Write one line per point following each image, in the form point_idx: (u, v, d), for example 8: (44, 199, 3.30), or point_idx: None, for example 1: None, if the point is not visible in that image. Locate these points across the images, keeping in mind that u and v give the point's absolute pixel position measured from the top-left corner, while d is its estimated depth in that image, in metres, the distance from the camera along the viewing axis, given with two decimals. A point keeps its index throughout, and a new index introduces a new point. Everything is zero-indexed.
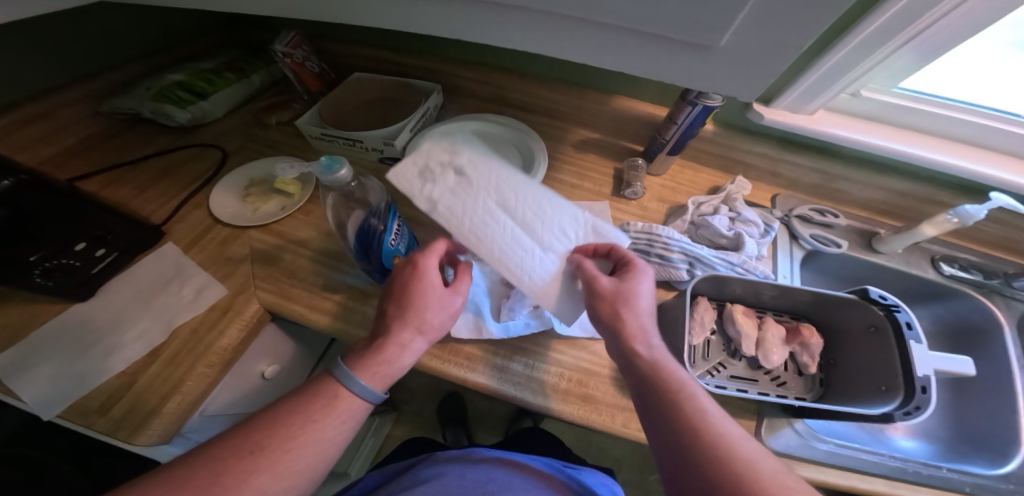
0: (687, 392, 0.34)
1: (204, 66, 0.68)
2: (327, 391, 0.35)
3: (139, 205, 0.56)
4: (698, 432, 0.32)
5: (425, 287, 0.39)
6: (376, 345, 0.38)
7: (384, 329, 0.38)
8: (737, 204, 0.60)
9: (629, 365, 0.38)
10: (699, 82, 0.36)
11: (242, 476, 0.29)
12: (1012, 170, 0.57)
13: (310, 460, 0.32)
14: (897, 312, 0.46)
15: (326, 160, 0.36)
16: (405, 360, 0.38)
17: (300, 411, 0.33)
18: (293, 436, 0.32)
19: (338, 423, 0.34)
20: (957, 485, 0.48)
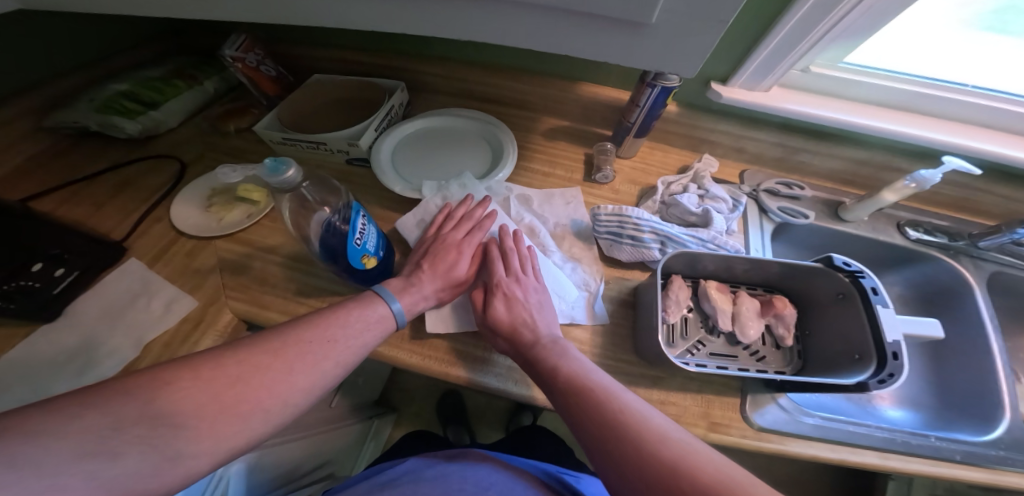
0: (595, 389, 0.39)
1: (150, 75, 0.67)
2: (366, 305, 0.43)
3: (96, 222, 0.55)
4: (611, 425, 0.35)
5: (460, 256, 0.50)
6: (407, 287, 0.47)
7: (417, 278, 0.48)
8: (705, 181, 0.61)
9: (550, 382, 0.41)
10: (643, 59, 0.37)
11: (305, 356, 0.36)
12: (961, 135, 0.59)
13: (349, 356, 0.39)
14: (862, 279, 0.47)
15: (271, 161, 0.35)
16: (424, 306, 0.47)
17: (343, 316, 0.41)
18: (338, 335, 0.39)
19: (373, 332, 0.42)
20: (945, 452, 0.49)
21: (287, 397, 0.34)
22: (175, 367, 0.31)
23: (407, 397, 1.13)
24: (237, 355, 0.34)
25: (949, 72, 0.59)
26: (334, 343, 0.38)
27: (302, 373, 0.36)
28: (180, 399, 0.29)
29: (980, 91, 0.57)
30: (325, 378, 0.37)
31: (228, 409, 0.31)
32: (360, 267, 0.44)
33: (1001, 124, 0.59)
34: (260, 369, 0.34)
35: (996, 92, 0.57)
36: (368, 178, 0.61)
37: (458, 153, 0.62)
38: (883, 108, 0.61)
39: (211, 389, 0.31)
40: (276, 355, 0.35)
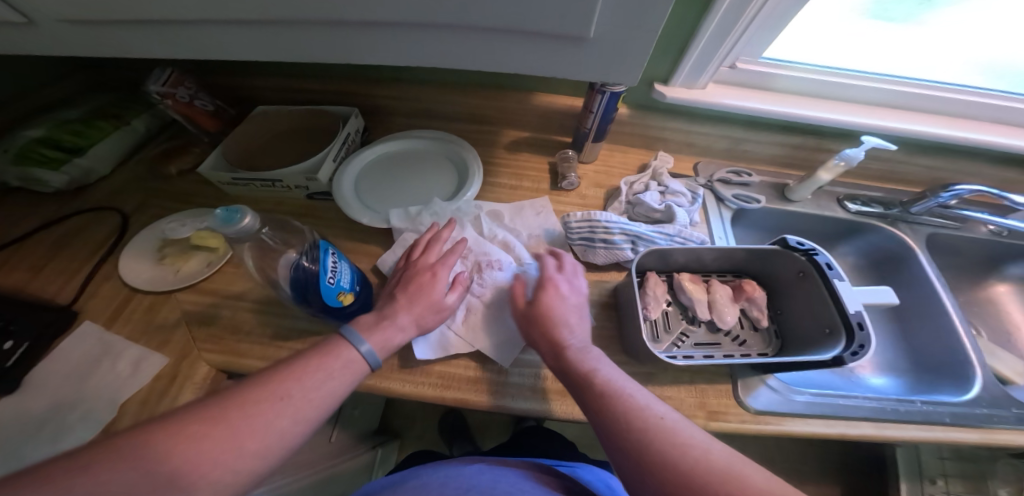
0: (628, 396, 0.37)
1: (69, 116, 0.63)
2: (332, 351, 0.37)
3: (38, 286, 0.51)
4: (645, 430, 0.34)
5: (433, 283, 0.47)
6: (378, 321, 0.42)
7: (389, 309, 0.44)
8: (664, 178, 0.64)
9: (580, 383, 0.40)
10: (587, 71, 0.38)
11: (260, 420, 0.30)
12: (876, 116, 0.65)
13: (313, 410, 0.33)
14: (816, 256, 0.51)
15: (223, 211, 0.34)
16: (400, 338, 0.43)
17: (301, 368, 0.34)
18: (299, 391, 0.33)
19: (341, 379, 0.36)
20: (936, 416, 0.53)
21: (234, 470, 0.28)
22: (122, 440, 0.26)
23: (405, 422, 1.10)
24: (165, 427, 0.27)
25: (853, 60, 0.65)
26: (293, 398, 0.32)
27: (258, 442, 0.29)
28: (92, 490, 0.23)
29: (881, 76, 0.64)
30: (283, 441, 0.31)
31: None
32: (337, 305, 0.44)
33: (906, 103, 0.66)
34: (196, 441, 0.27)
35: (894, 78, 0.64)
36: (333, 210, 0.60)
37: (422, 175, 0.62)
38: (810, 97, 0.66)
39: (134, 472, 0.25)
40: (214, 422, 0.28)
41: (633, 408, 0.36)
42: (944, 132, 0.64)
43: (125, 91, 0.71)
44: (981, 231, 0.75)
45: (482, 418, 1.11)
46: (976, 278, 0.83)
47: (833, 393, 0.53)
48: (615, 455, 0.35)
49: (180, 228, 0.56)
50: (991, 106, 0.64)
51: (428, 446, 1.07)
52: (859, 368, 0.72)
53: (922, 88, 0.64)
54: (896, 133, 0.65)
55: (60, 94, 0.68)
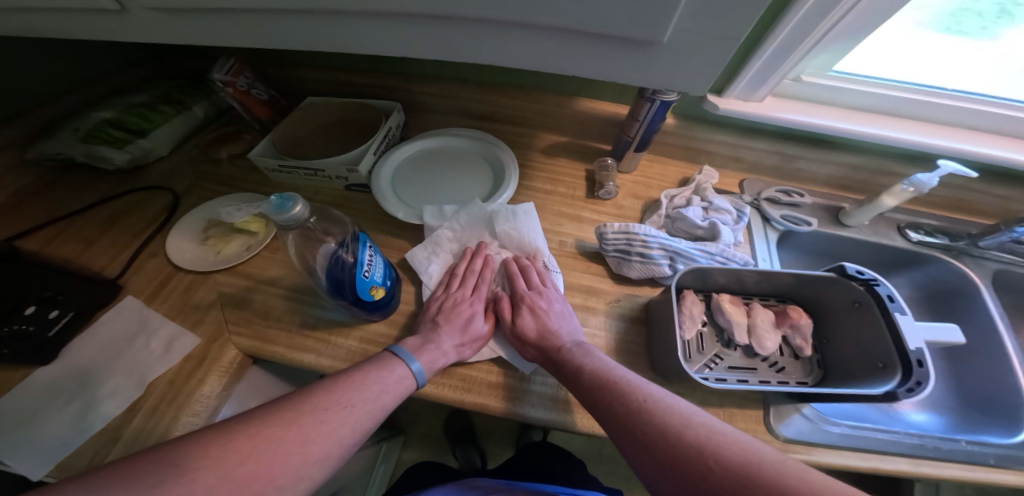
0: (636, 389, 0.38)
1: (137, 101, 0.65)
2: (384, 365, 0.41)
3: (88, 259, 0.53)
4: (661, 421, 0.35)
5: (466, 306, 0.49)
6: (424, 345, 0.44)
7: (433, 333, 0.45)
8: (708, 193, 0.60)
9: (586, 381, 0.41)
10: (648, 77, 0.37)
11: (326, 429, 0.34)
12: (950, 139, 0.60)
13: (368, 422, 0.37)
14: (876, 286, 0.47)
15: (277, 198, 0.34)
16: (443, 363, 0.44)
17: (359, 380, 0.38)
18: (356, 402, 0.36)
19: (392, 394, 0.39)
20: (980, 457, 0.49)
21: (302, 471, 0.31)
22: (216, 431, 0.30)
23: (413, 419, 1.09)
24: (251, 426, 0.31)
25: (927, 76, 0.60)
26: (353, 408, 0.36)
27: (322, 447, 0.33)
28: (185, 483, 0.26)
29: (960, 94, 0.59)
30: (342, 448, 0.34)
31: (238, 491, 0.28)
32: (368, 299, 0.43)
33: (984, 125, 0.61)
34: (274, 442, 0.31)
35: (973, 96, 0.59)
36: (368, 202, 0.61)
37: (459, 174, 0.61)
38: (875, 115, 0.62)
39: (219, 470, 0.28)
40: (290, 425, 0.32)
41: (641, 400, 0.37)
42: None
43: (187, 78, 0.73)
44: None
45: (489, 422, 1.09)
46: None
47: (867, 424, 0.49)
48: (629, 450, 0.36)
49: (236, 212, 0.42)
50: None
51: (433, 446, 1.06)
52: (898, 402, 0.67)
53: (1006, 108, 0.59)
54: (970, 156, 0.60)
55: (125, 82, 0.70)
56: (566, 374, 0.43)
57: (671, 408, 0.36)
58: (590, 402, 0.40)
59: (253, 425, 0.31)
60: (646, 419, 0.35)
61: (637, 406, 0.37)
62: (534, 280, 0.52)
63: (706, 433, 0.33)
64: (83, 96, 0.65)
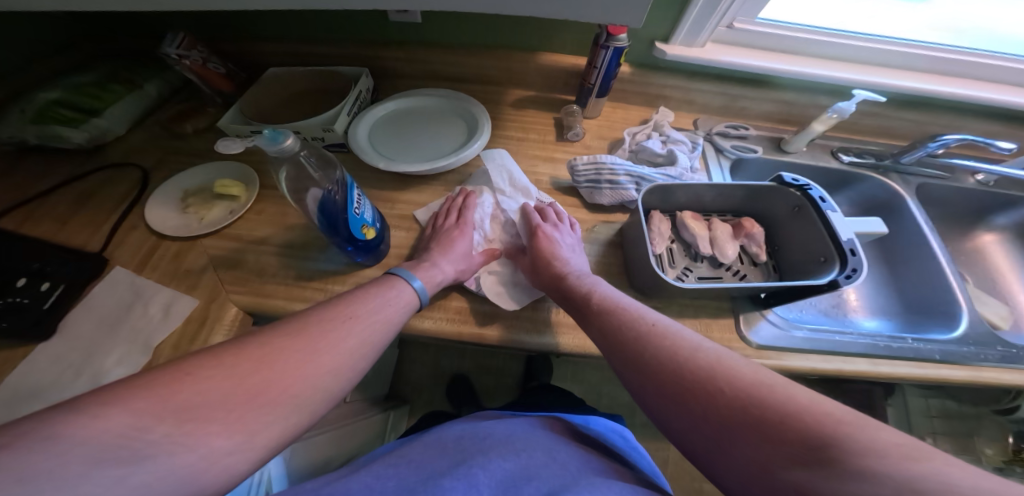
0: (639, 314, 0.41)
1: (84, 80, 0.64)
2: (386, 285, 0.43)
3: (66, 238, 0.53)
4: (659, 337, 0.37)
5: (462, 234, 0.53)
6: (420, 265, 0.48)
7: (428, 256, 0.49)
8: (665, 128, 0.66)
9: (591, 314, 0.43)
10: (594, 11, 0.41)
11: (341, 338, 0.36)
12: (864, 71, 0.68)
13: (377, 333, 0.39)
14: (810, 190, 0.53)
15: (269, 131, 0.36)
16: (440, 278, 0.48)
17: (365, 297, 0.41)
18: (363, 314, 0.39)
19: (396, 309, 0.42)
20: (927, 353, 0.57)
21: (315, 379, 0.33)
22: (229, 346, 0.31)
23: (414, 389, 1.11)
24: (262, 340, 0.33)
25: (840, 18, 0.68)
26: (358, 320, 0.38)
27: (338, 354, 0.35)
28: (201, 391, 0.28)
29: (869, 34, 0.67)
30: (352, 359, 0.36)
31: (258, 394, 0.30)
32: (360, 237, 0.46)
33: (894, 60, 0.69)
34: (285, 352, 0.33)
35: (879, 36, 0.67)
36: (348, 162, 0.63)
37: (434, 128, 0.64)
38: (802, 56, 0.69)
39: (232, 380, 0.29)
40: (298, 338, 0.34)
41: (642, 323, 0.40)
42: (926, 87, 0.68)
43: (133, 57, 0.71)
44: (969, 180, 0.79)
45: (489, 384, 1.12)
46: (964, 229, 0.87)
47: (830, 330, 0.56)
48: (630, 377, 0.38)
49: (234, 144, 0.37)
50: (976, 63, 0.68)
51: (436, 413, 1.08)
52: (853, 312, 0.76)
53: (904, 44, 0.67)
54: (882, 87, 0.69)
55: (69, 64, 0.68)
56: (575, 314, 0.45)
57: (682, 338, 0.37)
58: (601, 332, 0.42)
59: (268, 338, 0.33)
60: (658, 345, 0.37)
61: (650, 335, 0.38)
62: (550, 216, 0.55)
63: (719, 360, 0.33)
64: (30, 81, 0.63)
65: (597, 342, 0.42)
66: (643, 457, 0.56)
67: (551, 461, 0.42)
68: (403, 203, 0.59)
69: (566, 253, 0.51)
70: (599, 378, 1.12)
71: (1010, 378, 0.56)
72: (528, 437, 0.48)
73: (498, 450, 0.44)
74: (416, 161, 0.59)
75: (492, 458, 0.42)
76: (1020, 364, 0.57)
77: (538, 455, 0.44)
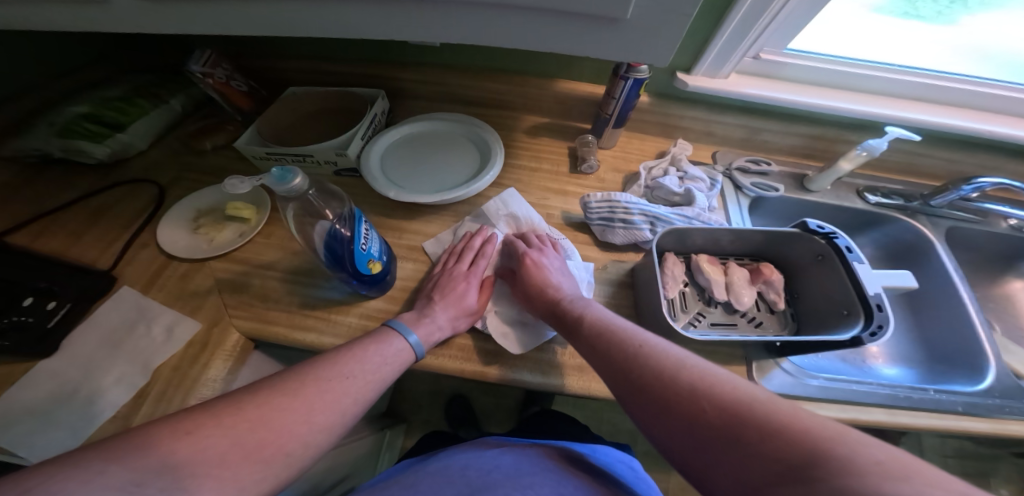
0: (628, 332, 0.40)
1: (110, 95, 0.65)
2: (383, 339, 0.43)
3: (77, 253, 0.53)
4: (644, 354, 0.36)
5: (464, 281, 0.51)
6: (420, 319, 0.46)
7: (428, 308, 0.48)
8: (683, 163, 0.64)
9: (582, 332, 0.43)
10: (618, 51, 0.39)
11: (333, 397, 0.36)
12: (896, 108, 0.65)
13: (369, 392, 0.39)
14: (837, 238, 0.50)
15: (277, 170, 0.36)
16: (439, 336, 0.46)
17: (361, 352, 0.40)
18: (357, 371, 0.38)
19: (393, 365, 0.41)
20: (948, 405, 0.53)
21: (309, 438, 0.33)
22: (219, 401, 0.32)
23: (414, 407, 1.10)
24: (258, 398, 0.33)
25: (872, 53, 0.65)
26: (354, 378, 0.38)
27: (329, 415, 0.35)
28: (195, 450, 0.27)
29: (903, 69, 0.64)
30: (345, 417, 0.36)
31: (251, 454, 0.29)
32: (366, 272, 0.45)
33: (928, 97, 0.66)
34: (278, 410, 0.32)
35: (914, 69, 0.64)
36: (358, 186, 0.62)
37: (446, 155, 0.63)
38: (831, 89, 0.66)
39: (231, 438, 0.29)
40: (295, 395, 0.34)
41: (628, 340, 0.39)
42: (962, 125, 0.65)
43: (161, 73, 0.73)
44: (1003, 225, 0.75)
45: (490, 404, 1.11)
46: (994, 274, 0.83)
47: (846, 379, 0.54)
48: (622, 397, 0.37)
49: (242, 184, 0.36)
50: (1017, 104, 0.65)
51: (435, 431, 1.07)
52: (872, 359, 0.72)
53: (940, 79, 0.64)
54: (914, 124, 0.66)
55: (94, 77, 0.69)
56: (569, 333, 0.44)
57: (670, 355, 0.35)
58: (590, 350, 0.41)
59: (264, 395, 0.33)
60: (644, 362, 0.36)
61: (637, 352, 0.37)
62: (535, 242, 0.55)
63: (706, 378, 0.32)
64: (56, 93, 0.65)
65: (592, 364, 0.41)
66: (651, 489, 0.53)
67: None
68: (411, 231, 0.58)
69: (559, 280, 0.50)
70: (602, 404, 1.10)
71: None
72: (536, 471, 0.46)
73: (506, 488, 0.42)
74: (428, 190, 0.58)
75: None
76: None
77: (545, 492, 0.41)
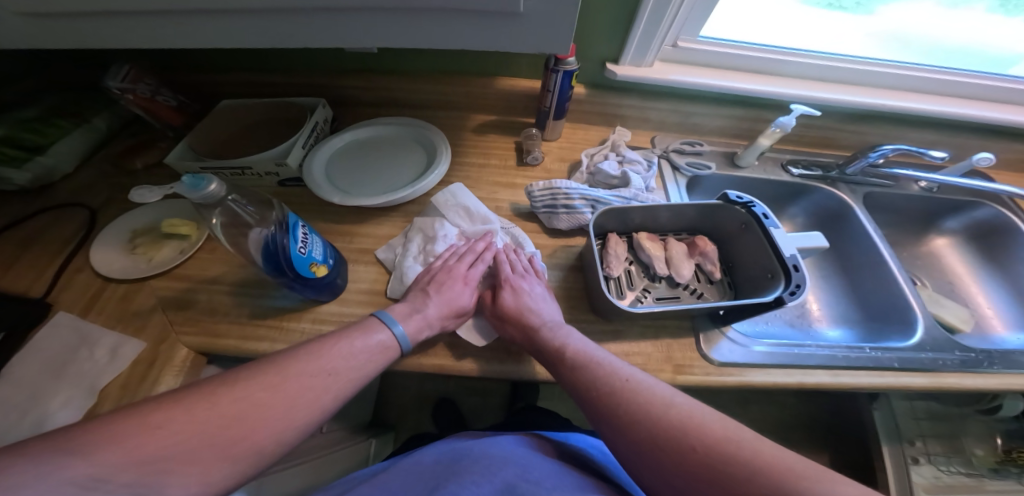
0: (612, 368, 0.41)
1: (25, 116, 0.62)
2: (371, 330, 0.42)
3: (7, 283, 0.50)
4: (634, 395, 0.38)
5: (462, 283, 0.50)
6: (410, 315, 0.45)
7: (419, 303, 0.47)
8: (621, 149, 0.68)
9: (566, 370, 0.43)
10: (524, 44, 0.42)
11: (314, 393, 0.35)
12: (806, 88, 0.71)
13: (350, 386, 0.38)
14: (754, 207, 0.55)
15: (189, 178, 0.35)
16: (428, 332, 0.46)
17: (348, 344, 0.39)
18: (340, 367, 0.37)
19: (377, 359, 0.41)
20: (886, 362, 0.58)
21: (284, 433, 0.33)
22: (189, 395, 0.31)
23: (396, 417, 1.09)
24: (232, 392, 0.32)
25: (780, 37, 0.71)
26: (337, 374, 0.37)
27: (307, 412, 0.34)
28: (164, 448, 0.27)
29: (807, 51, 0.70)
30: (324, 411, 0.36)
31: (222, 451, 0.29)
32: (309, 275, 0.45)
33: (833, 76, 0.73)
34: (253, 407, 0.32)
35: (818, 51, 0.71)
36: (306, 194, 0.62)
37: (391, 158, 0.64)
38: (749, 73, 0.72)
39: (199, 435, 0.29)
40: (271, 390, 0.33)
41: (611, 377, 0.40)
42: (864, 100, 0.71)
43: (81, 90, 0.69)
44: (914, 188, 0.83)
45: (471, 405, 1.11)
46: (915, 233, 0.90)
47: (789, 344, 0.57)
48: (608, 431, 0.39)
49: (150, 193, 0.39)
50: (911, 75, 0.72)
51: None
52: (816, 322, 0.78)
53: (842, 59, 0.71)
54: (822, 101, 0.72)
55: None
56: (551, 366, 0.45)
57: (656, 394, 0.38)
58: (577, 387, 0.42)
59: (237, 388, 0.32)
60: (633, 403, 0.38)
61: (624, 392, 0.39)
62: (518, 266, 0.53)
63: (690, 417, 0.35)
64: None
65: (574, 395, 0.43)
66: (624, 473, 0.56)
67: (524, 481, 0.41)
68: (362, 235, 0.58)
69: (538, 303, 0.49)
70: None
71: (967, 383, 0.58)
72: (504, 455, 0.47)
73: (471, 474, 0.43)
74: (373, 192, 0.59)
75: (464, 483, 0.41)
76: (981, 367, 0.59)
77: (510, 478, 0.42)
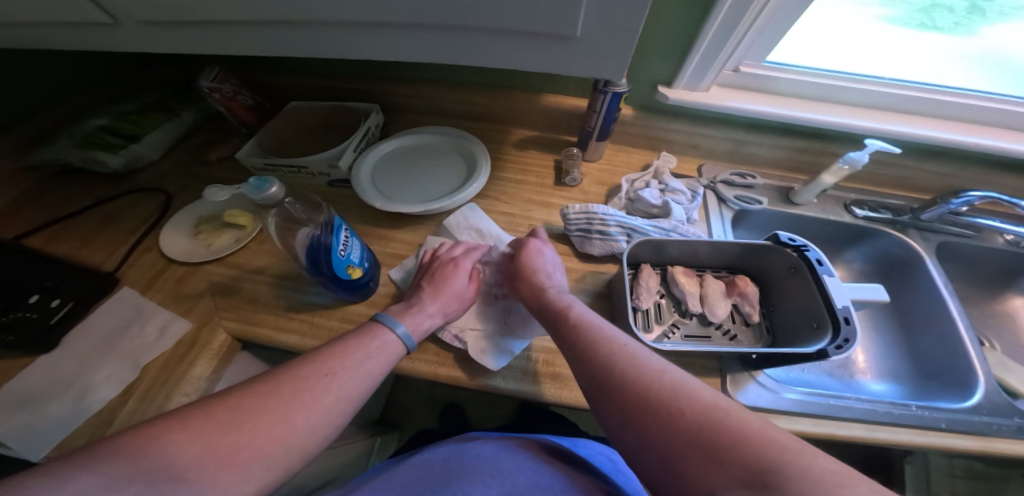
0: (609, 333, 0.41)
1: (127, 108, 0.69)
2: (371, 334, 0.43)
3: (85, 256, 0.56)
4: (628, 357, 0.37)
5: (458, 275, 0.52)
6: (408, 310, 0.47)
7: (417, 300, 0.49)
8: (665, 177, 0.66)
9: (564, 328, 0.43)
10: (574, 68, 0.42)
11: (313, 398, 0.35)
12: (879, 120, 0.66)
13: (353, 394, 0.38)
14: (807, 251, 0.51)
15: (255, 180, 0.38)
16: (428, 323, 0.47)
17: (346, 349, 0.40)
18: (338, 368, 0.38)
19: (378, 360, 0.41)
20: (931, 421, 0.52)
21: (287, 439, 0.33)
22: (201, 403, 0.32)
23: (412, 413, 1.11)
24: (232, 399, 0.33)
25: (856, 64, 0.66)
26: (335, 376, 0.38)
27: (307, 417, 0.35)
28: (171, 454, 0.28)
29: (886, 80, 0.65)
30: (327, 419, 0.36)
31: (226, 459, 0.30)
32: (345, 276, 0.47)
33: (912, 110, 0.67)
34: (254, 412, 0.33)
35: (898, 82, 0.65)
36: (349, 196, 0.65)
37: (433, 167, 0.66)
38: (815, 101, 0.67)
39: (206, 442, 0.30)
40: (271, 395, 0.34)
41: (607, 340, 0.40)
42: (948, 138, 0.65)
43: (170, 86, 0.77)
44: (999, 241, 0.74)
45: (484, 411, 1.11)
46: (992, 290, 0.81)
47: (824, 393, 0.53)
48: (595, 394, 0.38)
49: (220, 192, 0.41)
50: (1009, 113, 0.64)
51: None
52: (859, 373, 0.71)
53: (928, 91, 0.64)
54: (898, 137, 0.66)
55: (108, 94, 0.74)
56: (551, 325, 0.45)
57: (652, 361, 0.37)
58: (571, 346, 0.41)
59: (240, 398, 0.33)
60: (625, 365, 0.37)
61: (618, 353, 0.38)
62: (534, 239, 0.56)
63: (684, 388, 0.34)
64: (72, 106, 0.70)
65: (567, 356, 0.42)
66: (630, 481, 0.54)
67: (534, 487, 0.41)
68: (396, 240, 0.60)
69: (546, 272, 0.51)
70: None
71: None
72: (513, 458, 0.47)
73: (482, 475, 0.43)
74: (413, 200, 0.61)
75: (474, 484, 0.41)
76: None
77: (520, 482, 0.42)
